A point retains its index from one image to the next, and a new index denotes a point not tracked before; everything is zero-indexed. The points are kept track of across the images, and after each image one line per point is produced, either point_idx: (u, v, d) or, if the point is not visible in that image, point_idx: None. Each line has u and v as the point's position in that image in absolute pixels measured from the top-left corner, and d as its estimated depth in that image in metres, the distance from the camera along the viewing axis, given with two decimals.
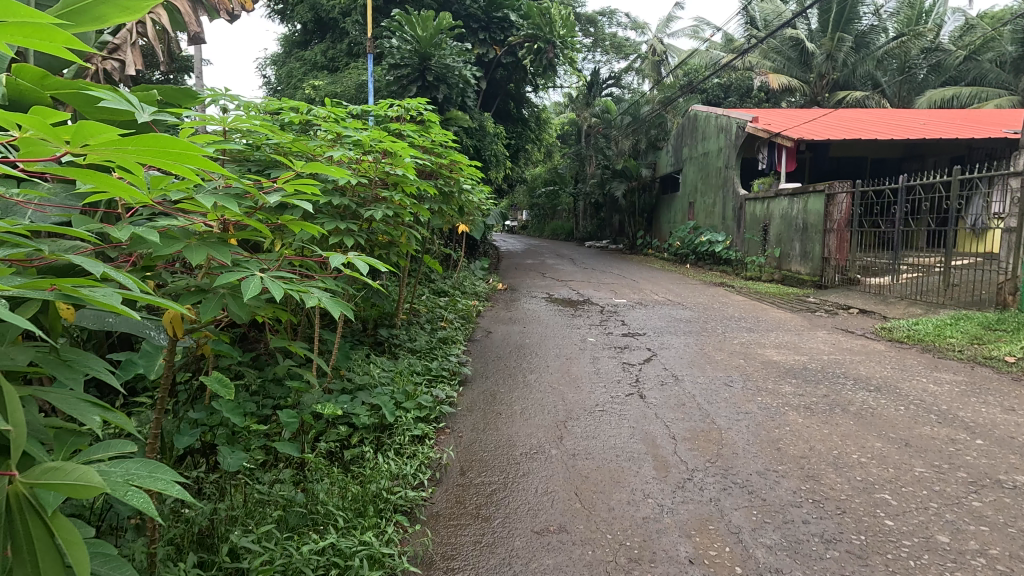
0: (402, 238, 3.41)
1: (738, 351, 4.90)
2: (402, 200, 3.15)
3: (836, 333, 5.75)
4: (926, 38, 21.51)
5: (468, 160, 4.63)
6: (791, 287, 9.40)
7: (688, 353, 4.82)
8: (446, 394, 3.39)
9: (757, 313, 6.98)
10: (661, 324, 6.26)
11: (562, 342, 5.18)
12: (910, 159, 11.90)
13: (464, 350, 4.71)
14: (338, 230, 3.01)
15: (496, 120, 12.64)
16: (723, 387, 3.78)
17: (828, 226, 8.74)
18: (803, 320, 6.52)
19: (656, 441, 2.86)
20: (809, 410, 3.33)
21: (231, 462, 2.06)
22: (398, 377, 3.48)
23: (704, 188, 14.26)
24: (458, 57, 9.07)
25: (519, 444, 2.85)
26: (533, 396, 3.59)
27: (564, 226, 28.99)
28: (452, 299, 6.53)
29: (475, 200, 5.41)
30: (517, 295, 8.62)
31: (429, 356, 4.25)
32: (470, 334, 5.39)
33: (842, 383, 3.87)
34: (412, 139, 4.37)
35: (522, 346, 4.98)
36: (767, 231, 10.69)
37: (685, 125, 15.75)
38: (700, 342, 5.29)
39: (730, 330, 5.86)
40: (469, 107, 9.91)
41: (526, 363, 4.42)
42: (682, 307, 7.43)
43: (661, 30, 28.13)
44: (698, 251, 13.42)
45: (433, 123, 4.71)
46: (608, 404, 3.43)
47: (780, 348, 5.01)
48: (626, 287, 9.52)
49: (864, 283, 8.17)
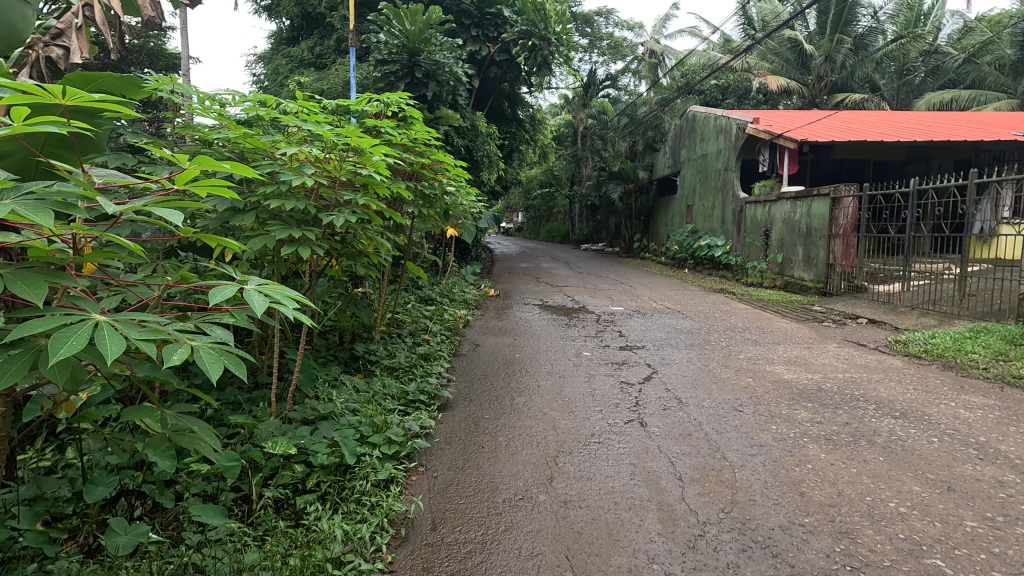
0: (374, 246, 3.02)
1: (745, 368, 4.52)
2: (370, 202, 2.76)
3: (848, 347, 5.38)
4: (925, 41, 21.25)
5: (452, 159, 4.25)
6: (794, 294, 9.05)
7: (691, 370, 4.44)
8: (423, 424, 3.00)
9: (762, 323, 6.61)
10: (660, 335, 5.88)
11: (556, 357, 4.78)
12: (915, 161, 11.59)
13: (448, 367, 4.31)
14: (294, 238, 2.63)
15: (490, 119, 12.27)
16: (733, 413, 3.40)
17: (834, 231, 8.41)
18: (811, 331, 6.17)
19: (660, 484, 2.48)
20: (830, 442, 2.96)
21: (122, 545, 1.80)
22: (367, 404, 3.09)
23: (703, 191, 13.92)
24: (449, 53, 8.71)
25: (502, 488, 2.46)
26: (521, 424, 3.20)
27: (560, 228, 28.61)
28: (438, 308, 6.14)
29: (462, 202, 5.02)
30: (509, 302, 8.25)
31: (407, 375, 3.86)
32: (456, 348, 5.00)
33: (864, 408, 3.50)
34: (391, 137, 3.99)
35: (512, 362, 4.57)
36: (768, 235, 10.37)
37: (683, 126, 15.43)
38: (703, 356, 4.92)
39: (734, 343, 5.49)
40: (460, 105, 9.53)
41: (514, 382, 4.03)
42: (682, 317, 7.07)
43: (658, 31, 27.87)
44: (696, 256, 13.05)
45: (415, 119, 4.33)
46: (604, 434, 3.06)
47: (791, 364, 4.63)
48: (622, 294, 9.16)
49: (871, 290, 7.83)
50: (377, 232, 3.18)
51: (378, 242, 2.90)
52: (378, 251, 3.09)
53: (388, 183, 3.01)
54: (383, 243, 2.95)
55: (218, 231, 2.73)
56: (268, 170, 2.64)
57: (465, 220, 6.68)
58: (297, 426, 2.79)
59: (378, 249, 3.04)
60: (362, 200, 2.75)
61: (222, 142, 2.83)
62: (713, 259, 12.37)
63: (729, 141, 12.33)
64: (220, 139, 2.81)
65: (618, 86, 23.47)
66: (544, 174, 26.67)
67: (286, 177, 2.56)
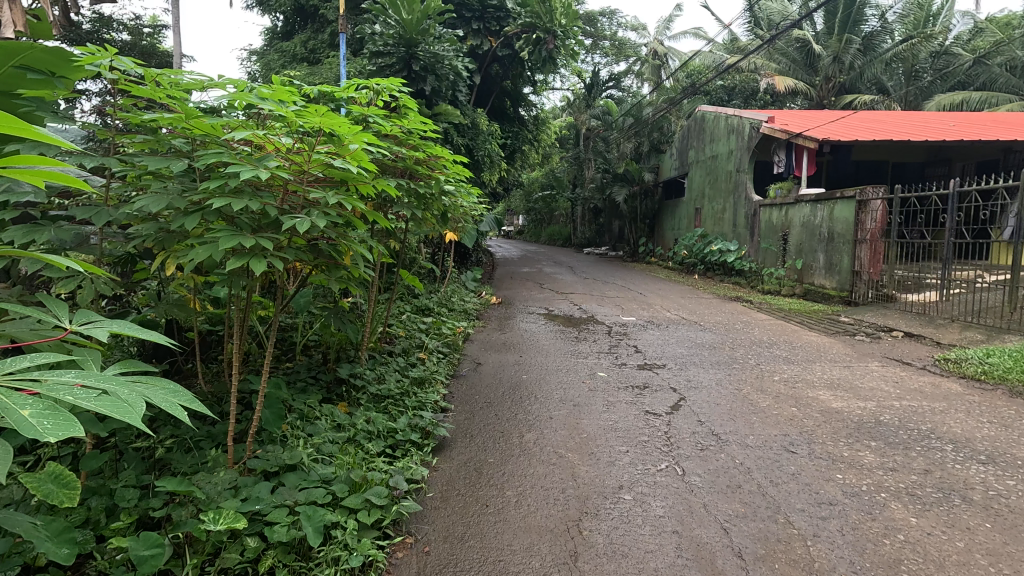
0: (353, 259, 2.41)
1: (784, 393, 3.97)
2: (349, 202, 2.18)
3: (891, 366, 4.83)
4: (935, 41, 20.79)
5: (451, 153, 3.68)
6: (816, 302, 8.52)
7: (724, 396, 3.90)
8: (414, 476, 2.44)
9: (788, 337, 6.08)
10: (680, 352, 5.31)
11: (567, 380, 4.21)
12: (936, 163, 11.08)
13: (446, 393, 3.75)
14: (246, 247, 2.05)
15: (491, 118, 11.76)
16: (786, 456, 2.84)
17: (860, 236, 7.88)
18: (845, 346, 5.63)
19: (717, 568, 1.92)
20: (915, 499, 2.40)
21: None
22: (346, 451, 2.54)
23: (713, 193, 13.40)
24: (448, 46, 8.20)
25: (513, 571, 1.91)
26: (532, 472, 2.65)
27: (562, 231, 28.11)
28: (436, 321, 5.59)
29: (461, 203, 4.47)
30: (512, 312, 7.71)
31: (398, 405, 3.30)
32: (455, 368, 4.43)
33: (938, 447, 2.94)
34: (379, 126, 3.43)
35: (518, 386, 4.02)
36: (786, 240, 9.84)
37: (691, 127, 14.90)
38: (733, 378, 4.38)
39: (764, 362, 4.94)
40: (460, 102, 9.03)
41: (523, 412, 3.48)
42: (701, 329, 6.53)
43: (662, 32, 27.47)
44: (707, 261, 12.51)
45: (409, 108, 3.79)
46: (634, 487, 2.51)
47: (836, 389, 4.07)
48: (633, 302, 8.62)
49: (901, 300, 7.30)
50: (359, 238, 2.59)
51: (360, 256, 2.29)
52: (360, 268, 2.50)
53: (372, 181, 2.44)
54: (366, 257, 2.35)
55: (158, 241, 2.19)
56: (217, 158, 2.06)
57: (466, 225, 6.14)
58: (256, 482, 2.24)
59: (359, 262, 2.44)
60: (338, 200, 2.17)
61: (165, 124, 2.25)
62: (726, 264, 11.81)
63: (742, 141, 11.78)
64: (162, 122, 2.22)
65: (622, 86, 22.96)
66: (546, 176, 26.13)
67: (239, 170, 1.98)
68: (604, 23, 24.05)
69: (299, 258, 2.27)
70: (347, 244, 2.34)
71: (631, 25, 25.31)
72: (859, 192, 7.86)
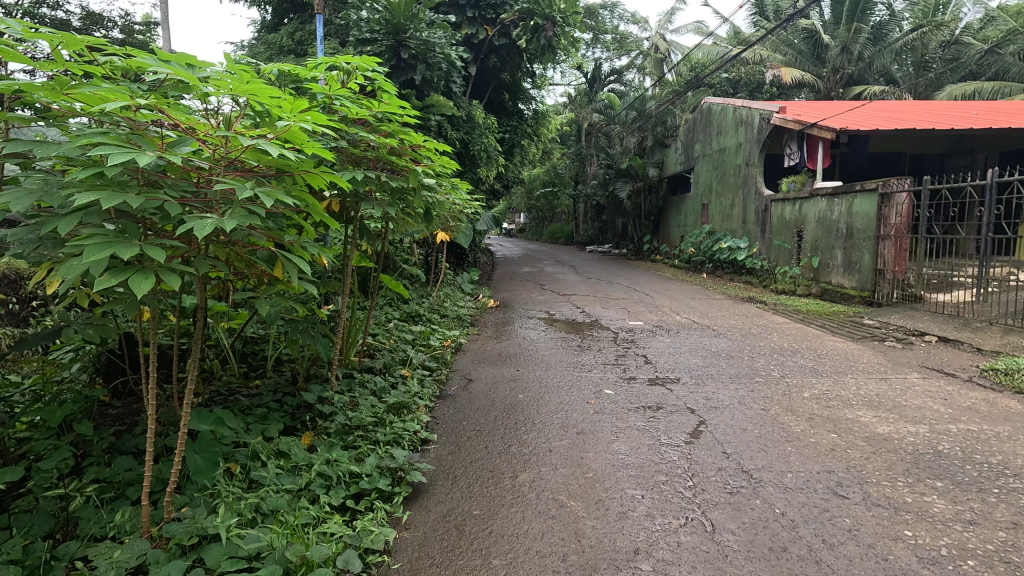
0: (291, 273, 1.89)
1: (818, 414, 3.47)
2: (285, 198, 1.68)
3: (932, 378, 4.31)
4: (945, 31, 20.15)
5: (432, 142, 3.17)
6: (834, 302, 7.99)
7: (749, 419, 3.40)
8: (376, 545, 1.94)
9: (810, 343, 5.57)
10: (695, 364, 4.80)
11: (569, 399, 3.70)
12: (957, 154, 10.54)
13: (428, 419, 3.25)
14: (133, 259, 1.53)
15: (488, 111, 11.25)
16: (839, 502, 2.34)
17: (882, 231, 7.34)
18: (875, 354, 5.11)
19: None
20: (1013, 569, 1.89)
21: None
22: (291, 512, 2.03)
23: (720, 188, 12.87)
24: (440, 32, 7.68)
25: None
26: (526, 530, 2.14)
27: (563, 229, 27.59)
28: (424, 330, 5.07)
29: (449, 200, 3.96)
30: (510, 316, 7.22)
31: (370, 439, 2.81)
32: (442, 387, 3.92)
33: (1019, 488, 2.44)
34: (344, 107, 2.93)
35: (512, 408, 3.51)
36: (801, 236, 9.29)
37: (697, 120, 14.36)
38: (757, 395, 3.88)
39: (789, 375, 4.42)
40: (453, 92, 8.50)
41: (518, 443, 2.97)
42: (714, 335, 6.02)
43: (664, 24, 26.93)
44: (716, 259, 11.98)
45: (385, 90, 3.28)
46: (654, 552, 2.00)
47: (877, 408, 3.55)
48: (638, 305, 8.12)
49: (930, 300, 6.77)
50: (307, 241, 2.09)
51: (301, 271, 1.78)
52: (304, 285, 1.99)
53: (319, 169, 1.93)
54: (309, 271, 1.83)
55: (37, 248, 1.69)
56: (94, 138, 1.53)
57: (458, 223, 5.64)
58: (169, 559, 1.75)
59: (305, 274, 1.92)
60: (264, 191, 1.65)
61: (40, 99, 1.71)
62: (736, 262, 11.27)
63: (752, 133, 11.24)
64: (34, 96, 1.69)
65: (623, 80, 22.42)
66: (547, 174, 25.59)
67: (118, 153, 1.45)
68: (606, 16, 23.48)
69: (219, 269, 1.75)
70: (281, 253, 1.80)
71: (632, 18, 24.77)
72: (881, 184, 7.33)
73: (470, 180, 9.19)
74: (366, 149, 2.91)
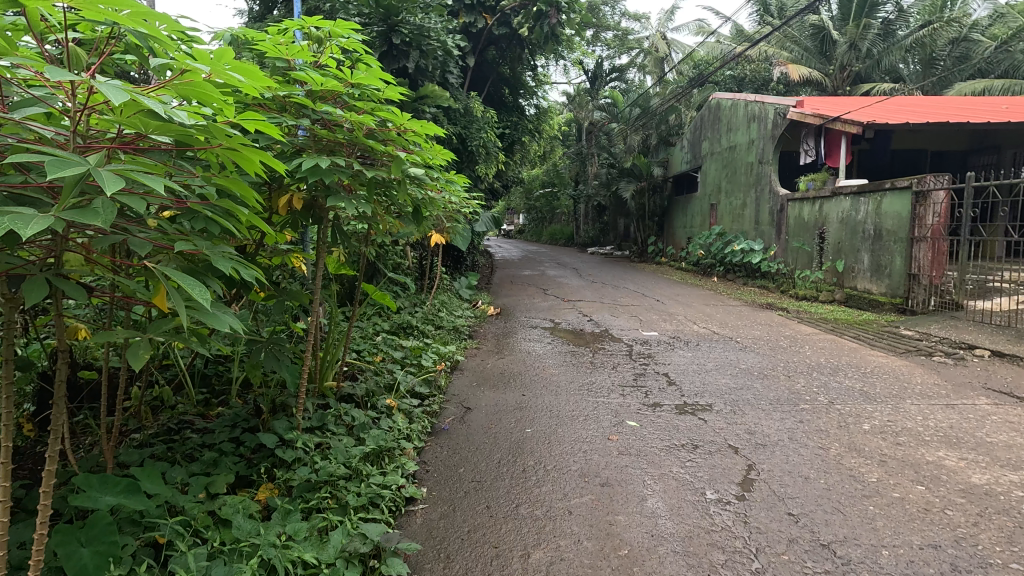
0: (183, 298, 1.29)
1: (889, 454, 2.87)
2: (159, 183, 1.12)
3: (1003, 403, 3.72)
4: (954, 27, 19.67)
5: (422, 124, 2.54)
6: (862, 310, 7.41)
7: (809, 462, 2.79)
8: None
9: (849, 358, 4.99)
10: (726, 385, 4.18)
11: (587, 436, 3.08)
12: (980, 151, 9.97)
13: (417, 468, 2.63)
14: None
15: (487, 106, 10.67)
16: None
17: (917, 233, 6.76)
18: (927, 373, 4.51)
19: None
20: None
21: None
22: None
23: (730, 187, 12.28)
24: (435, 18, 7.11)
25: None
26: None
27: (563, 231, 27.02)
28: (415, 347, 4.46)
29: (442, 196, 3.34)
30: (512, 325, 6.64)
31: (337, 500, 2.22)
32: (435, 419, 3.30)
33: None
34: (312, 81, 2.36)
35: (518, 450, 2.89)
36: (822, 238, 8.69)
37: (705, 116, 13.77)
38: (809, 427, 3.29)
39: (837, 400, 3.81)
40: (451, 83, 7.91)
41: (529, 504, 2.34)
42: (740, 348, 5.42)
43: (664, 23, 26.45)
44: (727, 262, 11.38)
45: (366, 58, 2.64)
46: None
47: (958, 447, 2.95)
48: (649, 312, 7.54)
49: (972, 308, 6.19)
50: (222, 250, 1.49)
51: (194, 296, 1.21)
52: (210, 322, 1.41)
53: (237, 142, 1.40)
54: (210, 298, 1.26)
55: None
56: None
57: (455, 223, 5.06)
58: None
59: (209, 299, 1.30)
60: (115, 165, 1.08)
61: None
62: (750, 265, 10.69)
63: (766, 129, 10.64)
64: None
65: (625, 78, 21.88)
66: (548, 174, 25.03)
67: None
68: (607, 12, 22.97)
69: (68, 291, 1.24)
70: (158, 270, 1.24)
71: (634, 15, 24.22)
72: (916, 181, 6.73)
73: (469, 178, 8.59)
74: (338, 133, 2.36)
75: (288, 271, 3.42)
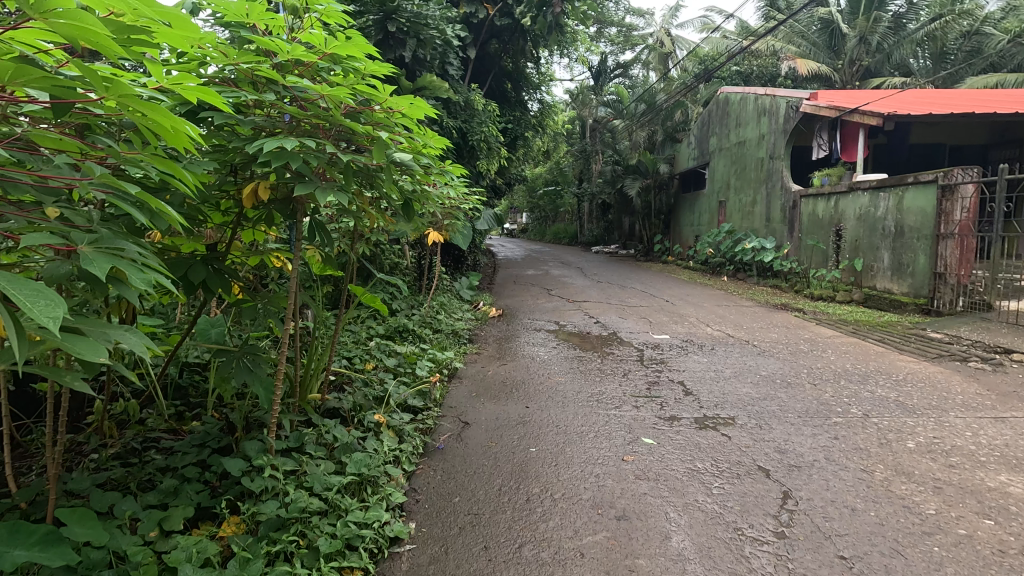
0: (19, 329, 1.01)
1: (942, 479, 2.53)
2: None
3: None
4: (967, 19, 19.21)
5: (411, 104, 2.19)
6: (883, 310, 7.05)
7: (853, 487, 2.45)
8: None
9: (878, 364, 4.63)
10: (747, 395, 3.82)
11: (598, 457, 2.74)
12: (1001, 145, 9.59)
13: (405, 499, 2.29)
14: None
15: (489, 100, 10.35)
16: None
17: (943, 230, 6.39)
18: (966, 380, 4.15)
19: None
20: None
21: None
22: None
23: (739, 183, 11.91)
24: (434, 6, 6.80)
25: None
26: None
27: (567, 229, 26.70)
28: (410, 353, 4.13)
29: (436, 187, 3.01)
30: (515, 328, 6.32)
31: (308, 540, 1.92)
32: (430, 437, 2.97)
33: None
34: (282, 51, 2.04)
35: (522, 474, 2.55)
36: (838, 235, 8.32)
37: (712, 112, 13.40)
38: (847, 445, 2.94)
39: (873, 413, 3.44)
40: (450, 74, 7.59)
41: (534, 544, 2.01)
42: (758, 353, 5.07)
43: (669, 19, 26.10)
44: (737, 260, 11.02)
45: (347, 27, 2.30)
46: None
47: (1021, 470, 2.60)
48: (659, 313, 7.21)
49: (1003, 308, 5.82)
50: (131, 258, 1.29)
51: (27, 311, 0.93)
52: (78, 353, 1.13)
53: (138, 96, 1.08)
54: (60, 320, 0.96)
55: None
56: None
57: (453, 219, 4.72)
58: None
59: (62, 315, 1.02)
60: None
61: None
62: (761, 264, 10.31)
63: (777, 123, 10.27)
64: None
65: (629, 74, 21.54)
66: (551, 172, 24.69)
67: None
68: (611, 8, 22.61)
69: None
70: None
71: (638, 11, 23.84)
72: (941, 175, 6.36)
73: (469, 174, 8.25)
74: (313, 111, 2.05)
75: (267, 271, 3.11)
